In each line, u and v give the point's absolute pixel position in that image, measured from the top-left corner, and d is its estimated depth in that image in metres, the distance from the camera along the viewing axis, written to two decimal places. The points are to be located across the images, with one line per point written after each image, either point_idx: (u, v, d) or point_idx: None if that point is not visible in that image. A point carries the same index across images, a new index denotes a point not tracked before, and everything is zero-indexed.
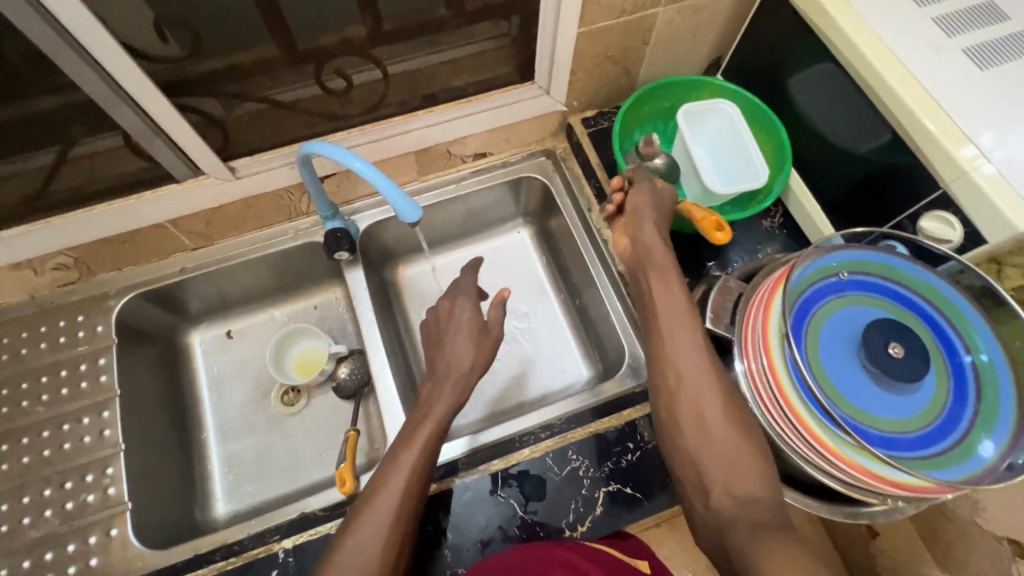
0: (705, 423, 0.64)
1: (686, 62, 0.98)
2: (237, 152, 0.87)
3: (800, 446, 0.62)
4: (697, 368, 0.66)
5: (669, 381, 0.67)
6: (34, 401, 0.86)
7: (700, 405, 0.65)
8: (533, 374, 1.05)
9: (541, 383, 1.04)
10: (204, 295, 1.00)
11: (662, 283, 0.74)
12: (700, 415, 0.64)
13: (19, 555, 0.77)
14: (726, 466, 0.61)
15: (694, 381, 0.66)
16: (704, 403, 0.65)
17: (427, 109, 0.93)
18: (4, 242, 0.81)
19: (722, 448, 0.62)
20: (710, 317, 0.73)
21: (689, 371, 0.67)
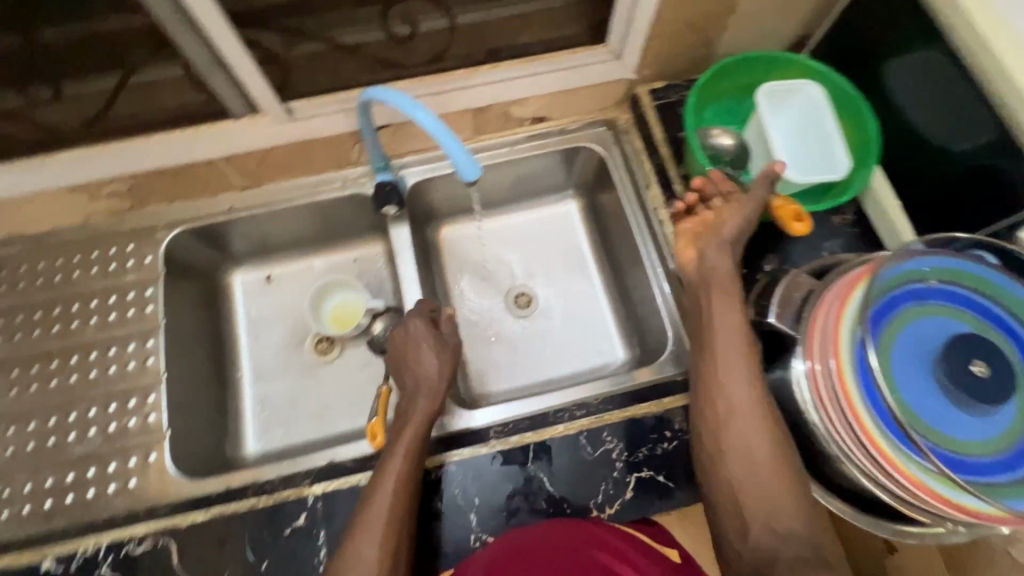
0: (751, 455, 0.59)
1: (771, 37, 0.91)
2: (294, 95, 0.85)
3: (855, 453, 0.59)
4: (747, 402, 0.61)
5: (716, 412, 0.62)
6: (83, 324, 0.88)
7: (749, 439, 0.60)
8: (567, 350, 1.03)
9: (574, 360, 1.02)
10: (247, 237, 1.00)
11: (719, 301, 0.66)
12: (746, 448, 0.60)
13: (64, 468, 0.80)
14: (770, 501, 0.57)
15: (746, 413, 0.61)
16: (750, 437, 0.60)
17: (490, 65, 0.88)
18: (66, 164, 0.81)
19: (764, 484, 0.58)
20: (774, 311, 0.68)
21: (739, 402, 0.62)
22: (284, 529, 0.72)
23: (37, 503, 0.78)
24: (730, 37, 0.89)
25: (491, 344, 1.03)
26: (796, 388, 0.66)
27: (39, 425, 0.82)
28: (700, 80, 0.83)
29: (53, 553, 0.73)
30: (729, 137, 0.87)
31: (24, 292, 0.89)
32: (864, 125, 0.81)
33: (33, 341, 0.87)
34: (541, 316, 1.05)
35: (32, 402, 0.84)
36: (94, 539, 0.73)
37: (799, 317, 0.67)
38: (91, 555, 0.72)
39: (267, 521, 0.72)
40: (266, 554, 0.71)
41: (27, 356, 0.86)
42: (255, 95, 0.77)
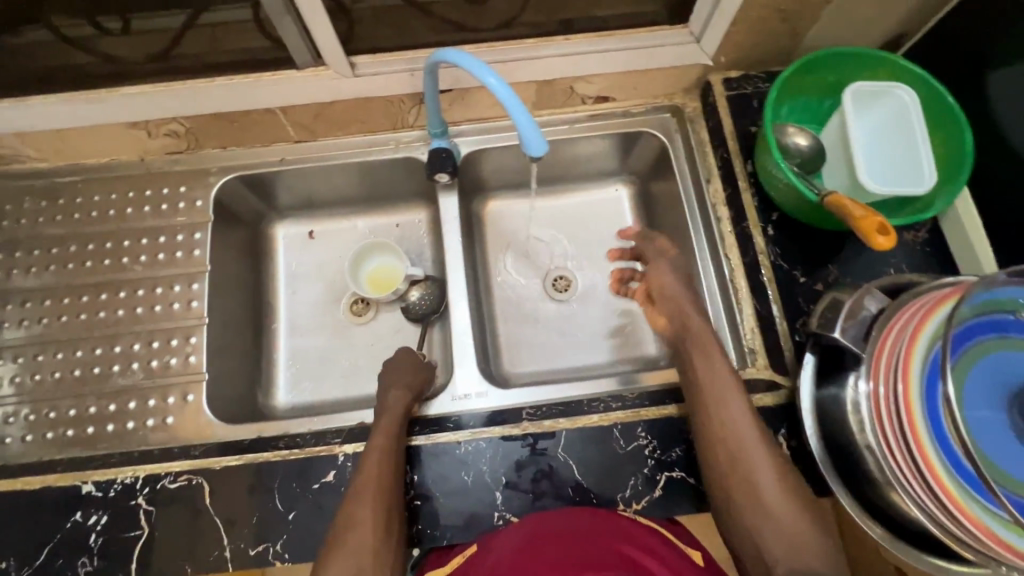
0: (759, 494, 0.62)
1: (864, 33, 0.84)
2: (358, 49, 0.82)
3: (908, 476, 0.58)
4: (747, 439, 0.65)
5: (721, 451, 0.66)
6: (133, 260, 0.89)
7: (753, 475, 0.63)
8: (599, 342, 1.01)
9: (606, 353, 1.00)
10: (295, 190, 0.99)
11: (700, 350, 0.72)
12: (750, 482, 0.63)
13: (106, 398, 0.82)
14: (787, 541, 0.59)
15: (750, 450, 0.64)
16: (756, 474, 0.63)
17: (562, 36, 0.85)
18: (129, 99, 0.81)
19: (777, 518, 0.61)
20: (836, 325, 0.66)
21: (739, 441, 0.65)
22: (313, 483, 0.73)
23: (79, 429, 0.80)
24: (818, 29, 0.84)
25: (529, 324, 1.01)
26: (850, 411, 0.65)
27: (85, 353, 0.85)
28: (786, 70, 0.78)
29: (94, 477, 0.73)
30: (805, 138, 0.83)
31: (79, 223, 0.90)
32: (962, 140, 0.74)
33: (84, 272, 0.88)
34: (580, 302, 1.03)
35: (80, 331, 0.86)
36: (132, 470, 0.73)
37: (867, 335, 0.65)
38: (129, 484, 0.73)
39: (298, 473, 0.73)
40: (294, 505, 0.71)
41: (78, 286, 0.88)
42: (321, 46, 0.76)
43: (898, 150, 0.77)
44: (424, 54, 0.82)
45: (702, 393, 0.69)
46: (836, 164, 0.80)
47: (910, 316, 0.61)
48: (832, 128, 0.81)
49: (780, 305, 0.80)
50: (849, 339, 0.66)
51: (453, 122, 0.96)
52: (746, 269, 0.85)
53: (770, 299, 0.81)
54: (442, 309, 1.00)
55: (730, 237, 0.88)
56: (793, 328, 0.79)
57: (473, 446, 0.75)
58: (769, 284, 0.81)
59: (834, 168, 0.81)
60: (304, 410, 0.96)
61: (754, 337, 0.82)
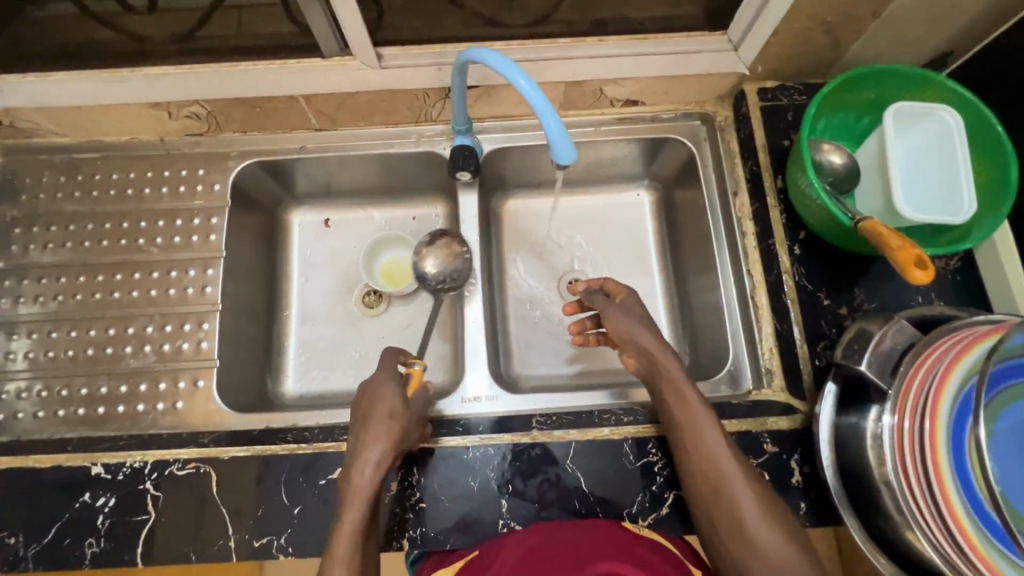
0: (748, 536, 0.59)
1: (910, 49, 0.81)
2: (386, 40, 0.80)
3: (926, 516, 0.57)
4: (726, 471, 0.62)
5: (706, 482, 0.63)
6: (149, 242, 0.89)
7: (739, 506, 0.60)
8: (603, 353, 0.98)
9: (604, 364, 0.97)
10: (313, 178, 0.98)
11: (673, 384, 0.68)
12: (735, 512, 0.60)
13: (118, 379, 0.82)
14: None
15: (733, 483, 0.62)
16: (741, 509, 0.60)
17: (595, 37, 0.82)
18: (151, 79, 0.80)
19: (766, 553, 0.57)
20: (865, 356, 0.65)
21: (722, 474, 0.62)
22: (319, 479, 0.72)
23: (90, 408, 0.81)
24: (862, 43, 0.80)
25: (540, 326, 1.00)
26: (869, 443, 0.64)
27: (98, 333, 0.85)
28: (829, 83, 0.75)
29: (102, 459, 0.73)
30: (841, 156, 0.80)
31: (96, 201, 0.90)
32: (1006, 170, 0.71)
33: (100, 251, 0.88)
34: None
35: (94, 311, 0.86)
36: (142, 453, 0.74)
37: (894, 369, 0.64)
38: (138, 468, 0.73)
39: (304, 468, 0.73)
40: (300, 500, 0.71)
41: (93, 265, 0.88)
42: (349, 36, 0.74)
43: (937, 176, 0.74)
44: (452, 48, 0.80)
45: (685, 422, 0.66)
46: (871, 185, 0.78)
47: (942, 353, 0.60)
48: (870, 147, 0.78)
49: (801, 327, 0.78)
50: (875, 372, 0.64)
51: (477, 118, 0.94)
52: (768, 287, 0.84)
53: (792, 320, 0.79)
54: (475, 271, 0.95)
55: (754, 253, 0.86)
56: (813, 352, 0.77)
57: (480, 452, 0.75)
58: (792, 304, 0.79)
59: (868, 190, 0.78)
60: (311, 400, 0.95)
61: (771, 358, 0.81)
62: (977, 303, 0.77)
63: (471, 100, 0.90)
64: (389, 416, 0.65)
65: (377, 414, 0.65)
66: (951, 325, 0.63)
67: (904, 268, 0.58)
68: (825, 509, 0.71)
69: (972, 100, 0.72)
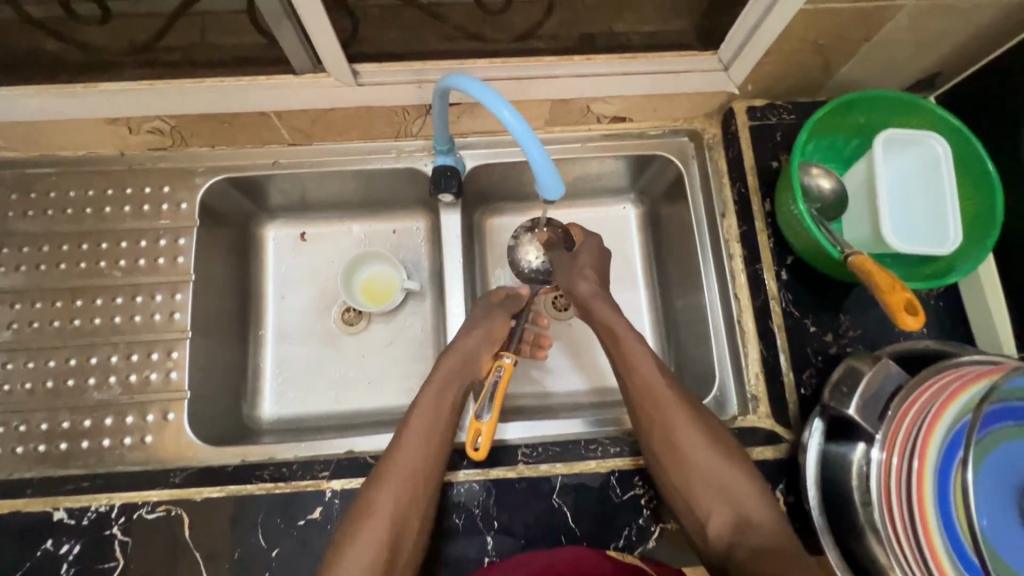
0: (679, 450, 0.69)
1: (900, 73, 0.80)
2: (363, 54, 0.76)
3: (908, 557, 0.58)
4: (663, 398, 0.72)
5: (649, 413, 0.72)
6: (111, 265, 0.84)
7: (686, 445, 0.70)
8: (597, 362, 0.96)
9: (601, 375, 0.96)
10: (287, 193, 0.94)
11: (606, 328, 0.80)
12: (670, 434, 0.70)
13: (81, 413, 0.78)
14: (713, 488, 0.68)
15: (671, 409, 0.71)
16: (675, 428, 0.70)
17: (583, 55, 0.79)
18: (108, 95, 0.74)
19: (712, 477, 0.68)
20: (857, 400, 0.64)
21: (666, 404, 0.72)
22: (298, 519, 0.70)
23: (51, 445, 0.77)
24: (853, 65, 0.79)
25: (529, 344, 0.97)
26: (854, 484, 0.64)
27: (58, 363, 0.80)
28: (822, 109, 0.73)
29: (65, 503, 0.70)
30: (829, 181, 0.79)
31: (52, 220, 0.84)
32: (991, 203, 0.70)
33: (58, 274, 0.83)
34: (577, 323, 0.98)
35: (52, 340, 0.81)
36: (108, 497, 0.70)
37: (882, 413, 0.63)
38: (104, 513, 0.70)
39: (282, 508, 0.70)
40: (278, 542, 0.69)
41: (50, 289, 0.82)
42: (323, 54, 0.69)
43: (922, 205, 0.73)
44: (433, 65, 0.76)
45: (644, 391, 0.73)
46: (858, 212, 0.77)
47: (938, 387, 0.60)
48: (858, 172, 0.77)
49: (786, 353, 0.78)
50: (862, 415, 0.63)
51: (460, 134, 0.91)
52: (754, 312, 0.83)
53: (778, 348, 0.78)
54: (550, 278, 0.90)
55: (741, 276, 0.85)
56: (798, 380, 0.77)
57: (465, 488, 0.73)
58: (779, 331, 0.78)
59: (855, 217, 0.77)
60: (290, 423, 0.92)
61: (757, 384, 0.81)
62: (959, 330, 0.77)
63: (454, 116, 0.86)
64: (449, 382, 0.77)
65: (437, 380, 0.77)
66: (946, 363, 0.62)
67: (895, 313, 0.58)
68: (808, 540, 0.72)
69: (961, 130, 0.72)
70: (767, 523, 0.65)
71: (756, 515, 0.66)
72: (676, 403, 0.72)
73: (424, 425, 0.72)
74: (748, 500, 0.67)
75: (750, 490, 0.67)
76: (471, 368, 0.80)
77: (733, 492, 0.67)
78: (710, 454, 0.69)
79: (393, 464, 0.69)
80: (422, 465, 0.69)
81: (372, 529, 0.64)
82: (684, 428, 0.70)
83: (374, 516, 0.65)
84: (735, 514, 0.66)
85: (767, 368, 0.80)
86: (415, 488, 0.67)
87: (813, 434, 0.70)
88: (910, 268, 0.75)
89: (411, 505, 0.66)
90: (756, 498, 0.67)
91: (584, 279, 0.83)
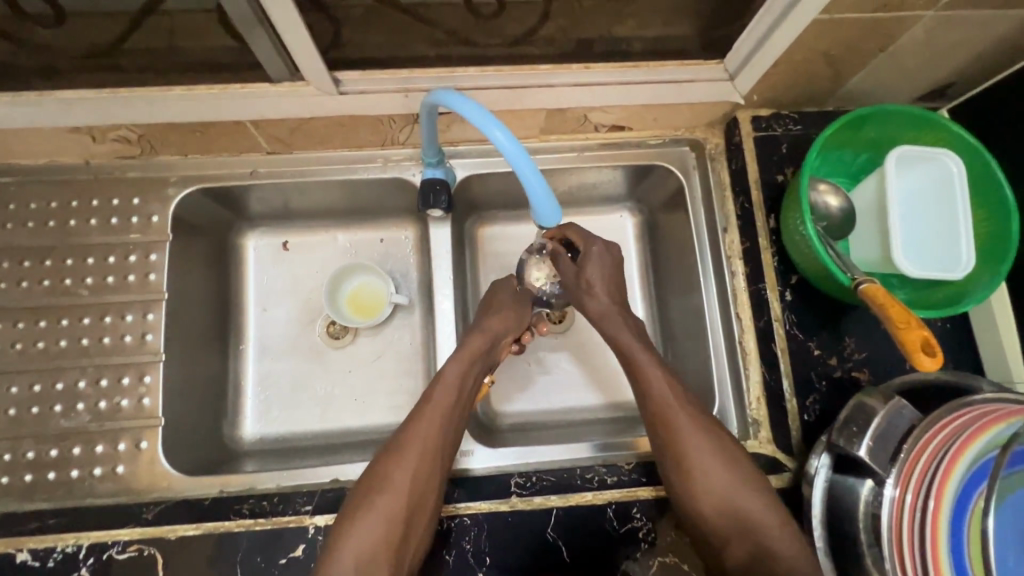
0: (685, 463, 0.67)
1: (911, 85, 0.76)
2: (345, 61, 0.70)
3: None
4: (671, 412, 0.69)
5: (658, 429, 0.70)
6: (78, 283, 0.79)
7: (701, 469, 0.66)
8: (601, 376, 0.92)
9: (604, 389, 0.91)
10: (267, 203, 0.88)
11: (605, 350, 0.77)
12: (676, 449, 0.68)
13: (47, 442, 0.74)
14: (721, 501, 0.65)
15: (679, 422, 0.69)
16: (682, 442, 0.68)
17: (581, 62, 0.74)
18: (66, 104, 0.68)
19: (719, 489, 0.65)
20: (868, 443, 0.61)
21: (675, 419, 0.69)
22: (280, 557, 0.67)
23: (15, 476, 0.72)
24: (864, 76, 0.75)
25: (525, 361, 0.92)
26: (862, 523, 0.62)
27: (22, 389, 0.75)
28: (837, 121, 0.69)
29: (28, 545, 0.67)
30: (837, 199, 0.76)
31: (12, 235, 0.79)
32: (1008, 227, 0.67)
33: (19, 293, 0.78)
34: (575, 337, 0.94)
35: (15, 364, 0.76)
36: (76, 536, 0.67)
37: (894, 455, 0.60)
38: (71, 553, 0.67)
39: (263, 546, 0.67)
40: None
41: (12, 309, 0.77)
42: (300, 63, 0.64)
43: (937, 225, 0.69)
44: (421, 73, 0.70)
45: (655, 407, 0.71)
46: (867, 231, 0.73)
47: (959, 429, 0.57)
48: (867, 190, 0.73)
49: (790, 378, 0.75)
50: (874, 457, 0.61)
51: (450, 142, 0.86)
52: (757, 333, 0.80)
53: (782, 372, 0.75)
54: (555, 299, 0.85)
55: (744, 294, 0.82)
56: (802, 406, 0.74)
57: (456, 522, 0.70)
58: (782, 354, 0.75)
59: (864, 237, 0.74)
60: (273, 444, 0.87)
61: (758, 408, 0.78)
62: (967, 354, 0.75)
63: (443, 124, 0.81)
64: (439, 410, 0.69)
65: (426, 406, 0.70)
66: (961, 402, 0.60)
67: (911, 352, 0.57)
68: None
69: (978, 148, 0.68)
70: (790, 553, 0.61)
71: (779, 545, 0.62)
72: (692, 426, 0.68)
73: (408, 458, 0.66)
74: (770, 528, 0.63)
75: (772, 517, 0.64)
76: (463, 395, 0.72)
77: (753, 520, 0.64)
78: (727, 478, 0.66)
79: (370, 497, 0.64)
80: (401, 503, 0.63)
81: (340, 568, 0.59)
82: (701, 452, 0.67)
83: (345, 552, 0.60)
84: (753, 543, 0.63)
85: (768, 392, 0.77)
86: (389, 527, 0.62)
87: (819, 468, 0.68)
88: (920, 292, 0.72)
89: (385, 545, 0.61)
90: (782, 525, 0.63)
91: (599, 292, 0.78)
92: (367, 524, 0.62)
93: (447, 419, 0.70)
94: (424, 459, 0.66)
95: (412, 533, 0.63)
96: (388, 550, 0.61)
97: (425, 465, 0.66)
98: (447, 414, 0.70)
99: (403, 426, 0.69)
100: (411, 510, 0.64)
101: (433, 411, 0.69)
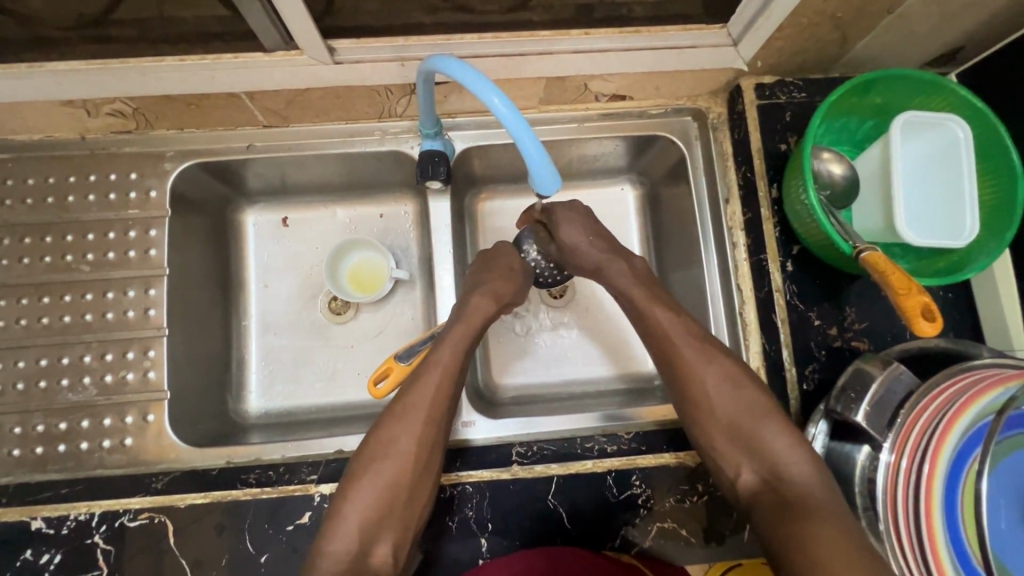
0: (692, 401, 0.70)
1: (919, 51, 0.74)
2: (338, 29, 0.69)
3: (907, 553, 0.57)
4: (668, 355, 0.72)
5: (678, 381, 0.71)
6: (79, 258, 0.79)
7: (713, 399, 0.69)
8: (606, 349, 0.92)
9: (607, 361, 0.92)
10: (266, 177, 0.88)
11: None
12: (688, 391, 0.70)
13: (56, 415, 0.75)
14: (734, 433, 0.67)
15: (690, 360, 0.71)
16: (690, 382, 0.70)
17: (580, 28, 0.72)
18: (58, 76, 0.68)
19: (731, 419, 0.68)
20: (865, 408, 0.63)
21: (690, 362, 0.71)
22: (287, 525, 0.69)
23: (27, 448, 0.74)
24: (870, 41, 0.73)
25: (523, 335, 0.92)
26: (858, 488, 0.64)
27: (29, 363, 0.76)
28: (843, 85, 0.67)
29: (43, 513, 0.70)
30: (840, 167, 0.74)
31: (12, 211, 0.79)
32: (1013, 192, 0.67)
33: (22, 270, 0.78)
34: (578, 310, 0.94)
35: (20, 340, 0.77)
36: (88, 505, 0.70)
37: (891, 421, 0.62)
38: (84, 521, 0.70)
39: (270, 514, 0.70)
40: (267, 548, 0.69)
41: (15, 286, 0.78)
42: (293, 33, 0.63)
43: (940, 190, 0.68)
44: (418, 41, 0.69)
45: (663, 357, 0.73)
46: (869, 199, 0.72)
47: (957, 392, 0.58)
48: (871, 156, 0.72)
49: (790, 348, 0.75)
50: (870, 422, 0.63)
51: (447, 114, 0.85)
52: (757, 303, 0.80)
53: (781, 342, 0.75)
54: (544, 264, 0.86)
55: (745, 266, 0.82)
56: (801, 375, 0.74)
57: (458, 490, 0.71)
58: (781, 325, 0.75)
59: (866, 206, 0.73)
60: (278, 417, 0.88)
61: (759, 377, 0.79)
62: (968, 326, 0.75)
63: (440, 96, 0.80)
64: (438, 377, 0.69)
65: (427, 375, 0.69)
66: (960, 367, 0.60)
67: (910, 318, 0.58)
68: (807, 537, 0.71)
69: (986, 114, 0.67)
70: (804, 478, 0.62)
71: (791, 468, 0.63)
72: (697, 358, 0.70)
73: (409, 426, 0.67)
74: (784, 452, 0.64)
75: (786, 438, 0.65)
76: (463, 362, 0.73)
77: (765, 444, 0.65)
78: (739, 407, 0.68)
79: (373, 464, 0.65)
80: (404, 469, 0.65)
81: (346, 532, 0.62)
82: (706, 386, 0.69)
83: (350, 518, 0.62)
84: (767, 465, 0.65)
85: (768, 362, 0.78)
86: (393, 492, 0.64)
87: (817, 435, 0.69)
88: (922, 261, 0.72)
89: (390, 509, 0.63)
90: (799, 450, 0.64)
91: (573, 246, 0.80)
92: (370, 490, 0.64)
93: (450, 386, 0.70)
94: (426, 427, 0.67)
95: (418, 490, 0.65)
96: (393, 514, 0.63)
97: (428, 433, 0.67)
98: (448, 383, 0.70)
99: (403, 394, 0.69)
100: (415, 475, 0.65)
101: (433, 380, 0.69)
